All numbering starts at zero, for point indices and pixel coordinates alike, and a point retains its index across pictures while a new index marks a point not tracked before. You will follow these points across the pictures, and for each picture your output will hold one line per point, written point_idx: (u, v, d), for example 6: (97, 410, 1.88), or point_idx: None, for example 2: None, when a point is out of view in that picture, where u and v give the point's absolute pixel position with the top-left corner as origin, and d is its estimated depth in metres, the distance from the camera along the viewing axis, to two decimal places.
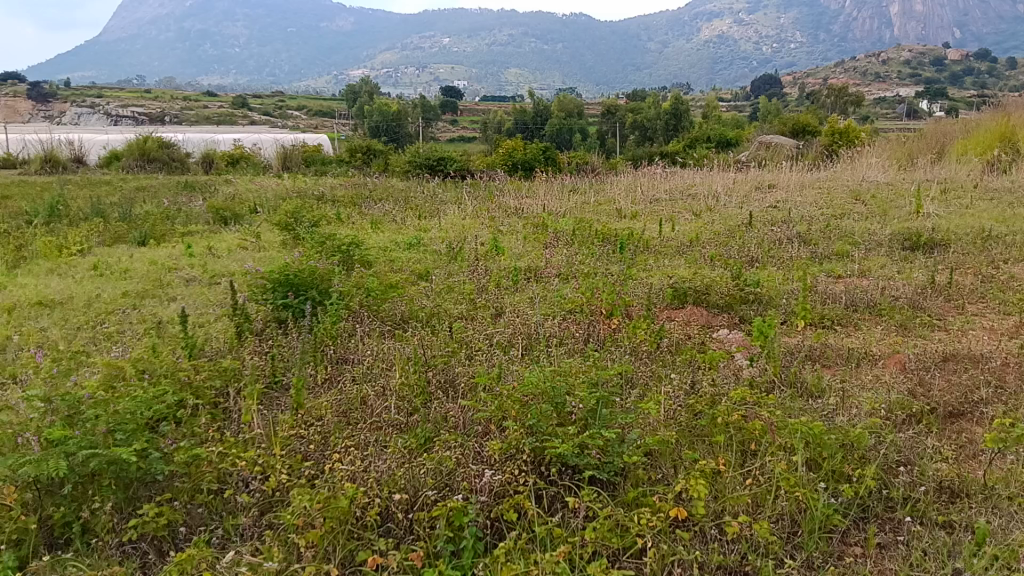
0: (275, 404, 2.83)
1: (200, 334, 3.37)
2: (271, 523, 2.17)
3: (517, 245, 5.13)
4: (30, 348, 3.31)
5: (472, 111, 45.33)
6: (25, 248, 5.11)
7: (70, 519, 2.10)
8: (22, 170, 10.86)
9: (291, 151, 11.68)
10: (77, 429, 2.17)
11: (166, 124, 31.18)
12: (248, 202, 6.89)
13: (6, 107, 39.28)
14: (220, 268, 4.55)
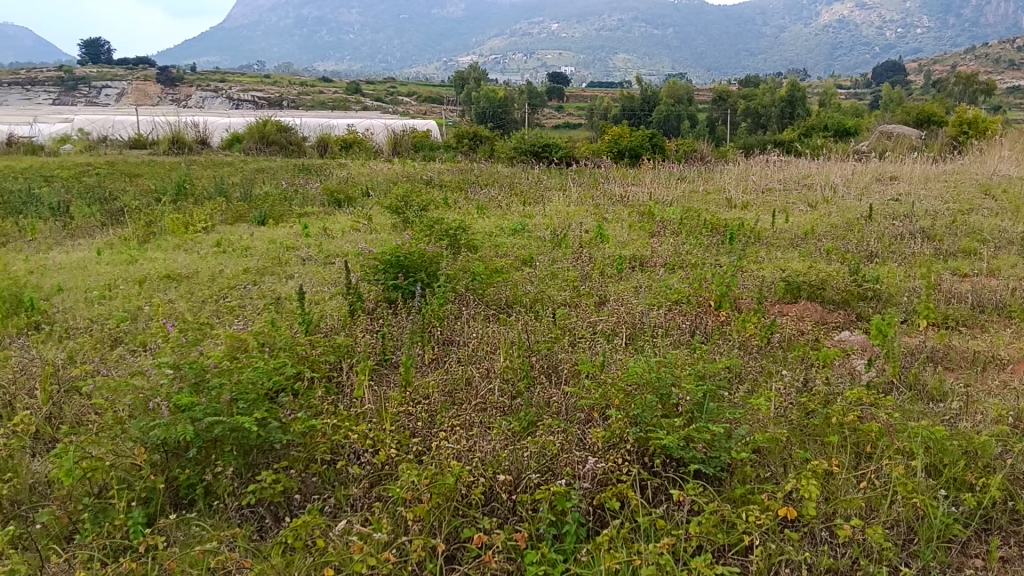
0: (384, 380, 2.91)
1: (315, 311, 3.50)
2: (380, 495, 2.23)
3: (622, 233, 5.09)
4: (159, 318, 3.51)
5: (578, 97, 45.17)
6: (155, 224, 5.43)
7: (195, 481, 2.22)
8: (151, 150, 11.51)
9: (400, 136, 11.94)
10: (203, 396, 2.29)
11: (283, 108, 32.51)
12: (359, 185, 7.07)
13: (138, 92, 41.76)
14: (334, 249, 4.70)
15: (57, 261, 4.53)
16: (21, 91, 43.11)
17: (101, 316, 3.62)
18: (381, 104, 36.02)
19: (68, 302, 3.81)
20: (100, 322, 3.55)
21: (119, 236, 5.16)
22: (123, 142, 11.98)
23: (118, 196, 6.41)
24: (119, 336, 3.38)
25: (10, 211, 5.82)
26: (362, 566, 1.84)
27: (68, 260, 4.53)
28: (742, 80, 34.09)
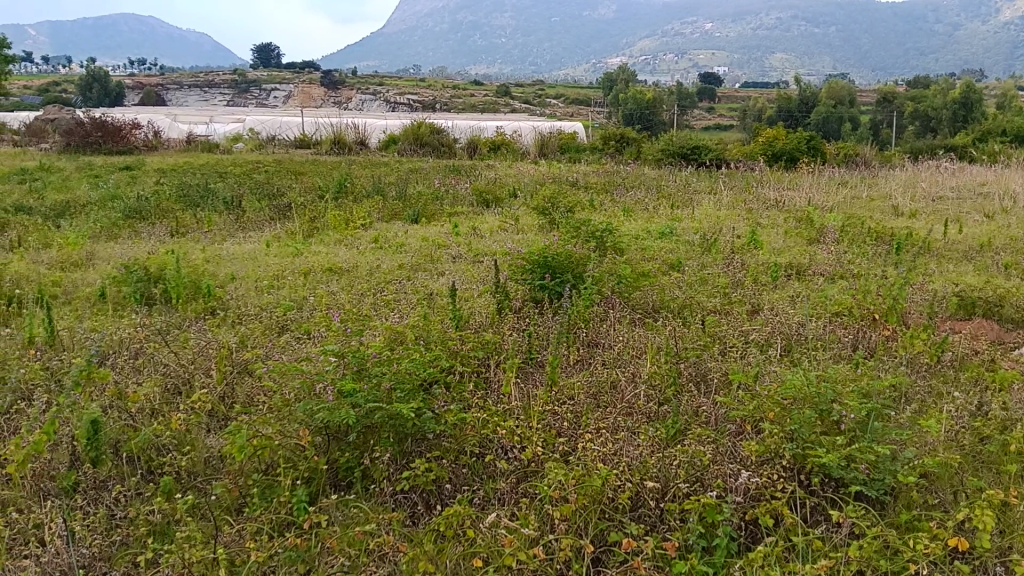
0: (530, 377, 2.96)
1: (466, 307, 3.59)
2: (527, 491, 2.27)
3: (777, 240, 4.92)
4: (320, 309, 3.71)
5: (729, 98, 43.99)
6: (318, 220, 5.74)
7: (353, 464, 2.38)
8: (314, 149, 12.17)
9: (547, 138, 12.03)
10: (365, 382, 2.44)
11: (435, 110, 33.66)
12: (508, 186, 7.20)
13: (302, 95, 44.30)
14: (484, 248, 4.81)
15: (231, 252, 4.88)
16: (198, 94, 46.70)
17: (270, 305, 3.87)
18: (529, 106, 36.50)
19: (240, 290, 4.10)
20: (269, 309, 3.79)
21: (286, 230, 5.49)
22: (289, 141, 12.73)
23: (285, 193, 6.82)
24: (285, 324, 3.61)
25: (190, 204, 6.32)
26: (510, 561, 1.87)
27: (241, 251, 4.87)
28: (908, 81, 32.17)
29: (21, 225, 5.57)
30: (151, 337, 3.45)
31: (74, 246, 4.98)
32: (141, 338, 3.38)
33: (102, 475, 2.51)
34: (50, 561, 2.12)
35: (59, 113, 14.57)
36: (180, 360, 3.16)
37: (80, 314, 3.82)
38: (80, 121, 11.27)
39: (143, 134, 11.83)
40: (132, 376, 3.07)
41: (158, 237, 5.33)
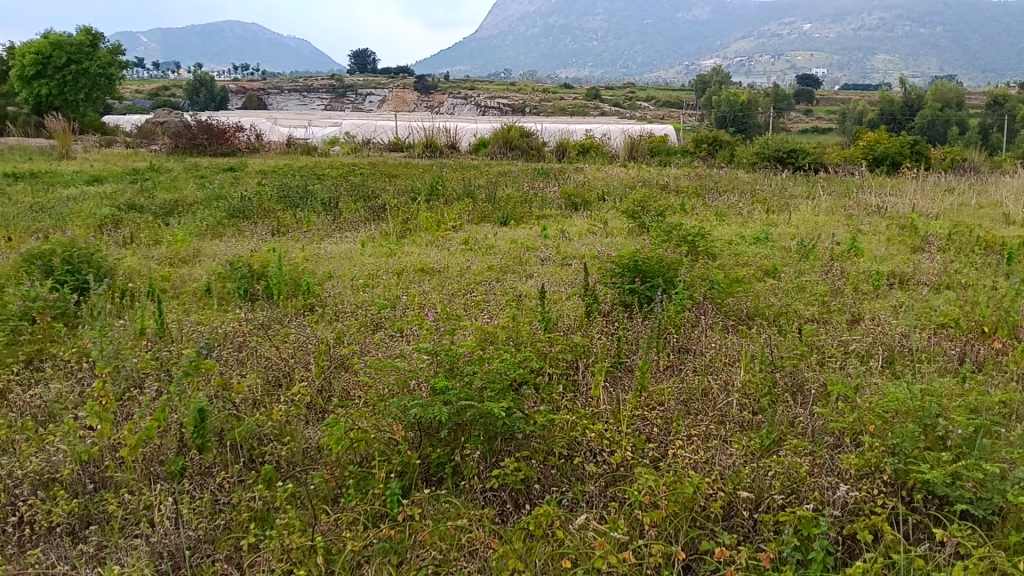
0: (619, 382, 2.95)
1: (555, 309, 3.60)
2: (616, 495, 2.28)
3: (879, 247, 4.76)
4: (413, 309, 3.81)
5: (827, 100, 42.69)
6: (411, 222, 5.87)
7: (444, 460, 2.45)
8: (407, 152, 12.43)
9: (637, 141, 11.94)
10: (457, 381, 2.49)
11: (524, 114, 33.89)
12: (597, 189, 7.18)
13: (395, 99, 45.32)
14: (573, 251, 4.81)
15: (328, 251, 5.03)
16: (296, 99, 48.25)
17: (364, 303, 3.98)
18: (619, 109, 36.35)
19: (337, 288, 4.23)
20: (364, 307, 3.91)
21: (380, 231, 5.63)
22: (383, 144, 13.03)
23: (379, 194, 6.99)
24: (379, 321, 3.72)
25: (290, 204, 6.54)
26: (600, 563, 1.88)
27: (337, 251, 5.02)
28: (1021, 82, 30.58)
29: (135, 223, 5.88)
30: (253, 331, 3.61)
31: (182, 242, 5.24)
32: (244, 332, 3.54)
33: (207, 462, 2.64)
34: (160, 542, 2.24)
35: (168, 117, 15.29)
36: (280, 354, 3.32)
37: (188, 307, 4.02)
38: (187, 124, 11.82)
39: (245, 136, 12.30)
40: (235, 368, 3.23)
41: (260, 236, 5.55)
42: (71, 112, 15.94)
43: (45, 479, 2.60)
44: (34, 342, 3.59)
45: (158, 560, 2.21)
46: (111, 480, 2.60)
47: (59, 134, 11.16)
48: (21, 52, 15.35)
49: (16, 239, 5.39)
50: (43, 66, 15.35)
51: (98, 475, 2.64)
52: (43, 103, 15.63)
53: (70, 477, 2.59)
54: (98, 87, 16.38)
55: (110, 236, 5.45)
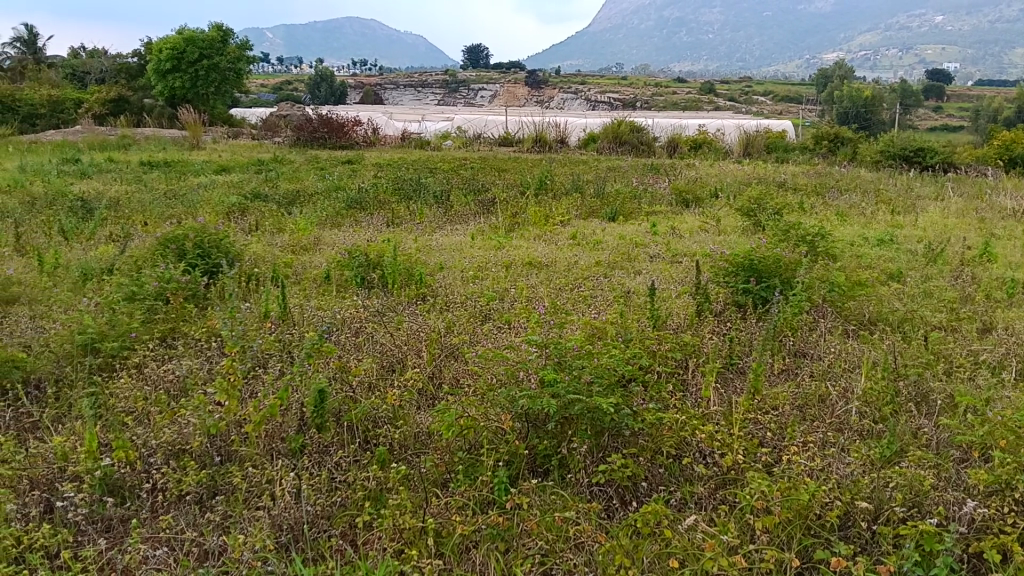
0: (730, 383, 2.91)
1: (664, 306, 3.57)
2: (726, 498, 2.26)
3: (1014, 252, 4.49)
4: (521, 301, 3.87)
5: (959, 96, 40.41)
6: (520, 216, 5.93)
7: (551, 452, 2.49)
8: (516, 147, 12.54)
9: (753, 136, 11.64)
10: (566, 374, 2.52)
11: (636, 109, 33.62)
12: (710, 186, 7.06)
13: (506, 95, 45.77)
14: (683, 248, 4.75)
15: (439, 243, 5.15)
16: (410, 95, 49.44)
17: (475, 294, 4.06)
18: (734, 104, 35.50)
19: (448, 279, 4.33)
20: (473, 299, 3.99)
21: (490, 224, 5.71)
22: (493, 139, 13.18)
23: (489, 188, 7.09)
24: (487, 313, 3.80)
25: (405, 196, 6.72)
26: (709, 565, 1.87)
27: (448, 242, 5.13)
28: None
29: (259, 211, 6.18)
30: (368, 318, 3.75)
31: (303, 230, 5.48)
32: (361, 320, 3.68)
33: (325, 441, 2.77)
34: (280, 514, 2.37)
35: (291, 111, 15.92)
36: (394, 341, 3.44)
37: (308, 292, 4.21)
38: (308, 117, 12.29)
39: (362, 130, 12.68)
40: (352, 353, 3.37)
41: (376, 227, 5.73)
42: (202, 105, 16.79)
43: (176, 449, 2.77)
44: (167, 321, 3.84)
45: (278, 531, 2.33)
46: (237, 454, 2.76)
47: (190, 126, 11.81)
48: (158, 47, 16.27)
49: (152, 224, 5.75)
50: (178, 60, 16.21)
51: (224, 449, 2.80)
52: (177, 95, 16.54)
53: (199, 449, 2.75)
54: (227, 81, 17.15)
55: (237, 223, 5.74)
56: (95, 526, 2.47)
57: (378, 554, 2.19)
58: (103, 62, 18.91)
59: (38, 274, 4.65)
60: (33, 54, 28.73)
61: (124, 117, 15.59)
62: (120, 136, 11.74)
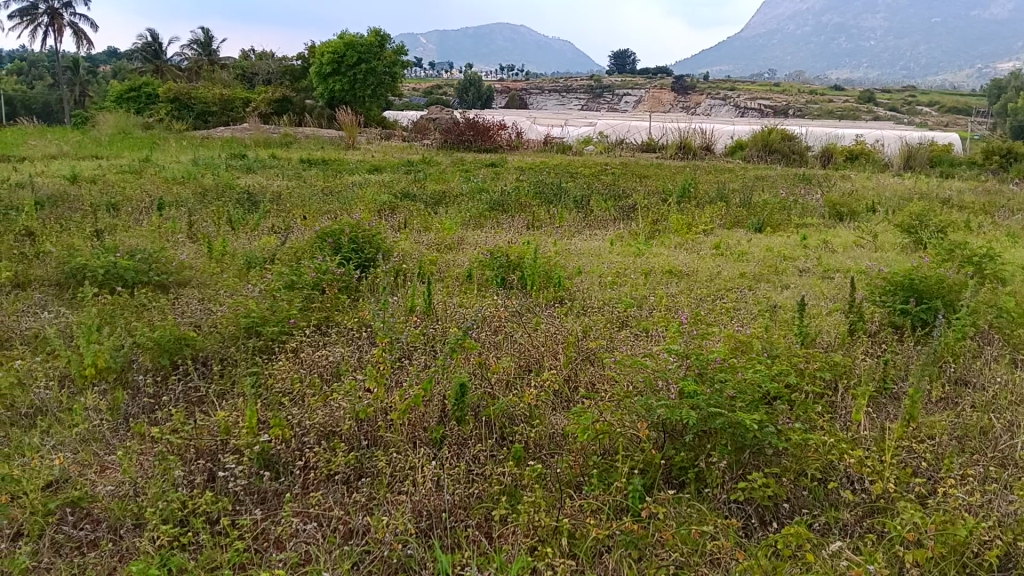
0: (882, 409, 2.80)
1: (813, 324, 3.47)
2: (874, 527, 2.20)
3: None
4: (661, 309, 3.85)
5: None
6: (662, 223, 5.88)
7: (688, 464, 2.47)
8: (660, 153, 12.42)
9: (915, 148, 11.01)
10: (707, 387, 2.50)
11: (788, 118, 32.48)
12: (867, 199, 6.74)
13: (651, 100, 45.35)
14: (835, 263, 4.58)
15: (579, 247, 5.19)
16: (554, 100, 49.94)
17: (613, 300, 4.08)
18: (894, 114, 33.63)
19: (587, 284, 4.38)
20: (612, 304, 4.01)
21: (631, 230, 5.70)
22: (636, 144, 13.11)
23: (630, 194, 7.07)
24: (625, 319, 3.81)
25: (545, 199, 6.81)
26: None
27: (588, 247, 5.16)
28: None
29: (408, 210, 6.42)
30: (508, 318, 3.85)
31: (448, 230, 5.66)
32: (501, 319, 3.78)
33: (465, 434, 2.88)
34: (422, 501, 2.48)
35: (439, 114, 16.41)
36: (532, 342, 3.52)
37: (451, 289, 4.35)
38: (456, 120, 12.66)
39: (506, 134, 12.93)
40: (492, 351, 3.46)
41: (517, 229, 5.85)
42: (358, 107, 17.59)
43: (328, 430, 2.93)
44: (323, 309, 4.09)
45: (419, 517, 2.44)
46: (382, 439, 2.89)
47: (345, 126, 12.42)
48: (321, 51, 17.22)
49: (310, 218, 6.11)
50: (338, 64, 17.09)
51: (371, 434, 2.94)
52: (336, 97, 17.47)
53: (349, 432, 2.91)
54: (383, 84, 17.83)
55: (387, 220, 6.01)
56: (251, 497, 2.65)
57: (512, 548, 2.24)
58: (270, 65, 20.19)
59: (209, 260, 5.04)
60: (209, 57, 30.99)
61: (286, 116, 16.59)
62: (282, 134, 12.51)
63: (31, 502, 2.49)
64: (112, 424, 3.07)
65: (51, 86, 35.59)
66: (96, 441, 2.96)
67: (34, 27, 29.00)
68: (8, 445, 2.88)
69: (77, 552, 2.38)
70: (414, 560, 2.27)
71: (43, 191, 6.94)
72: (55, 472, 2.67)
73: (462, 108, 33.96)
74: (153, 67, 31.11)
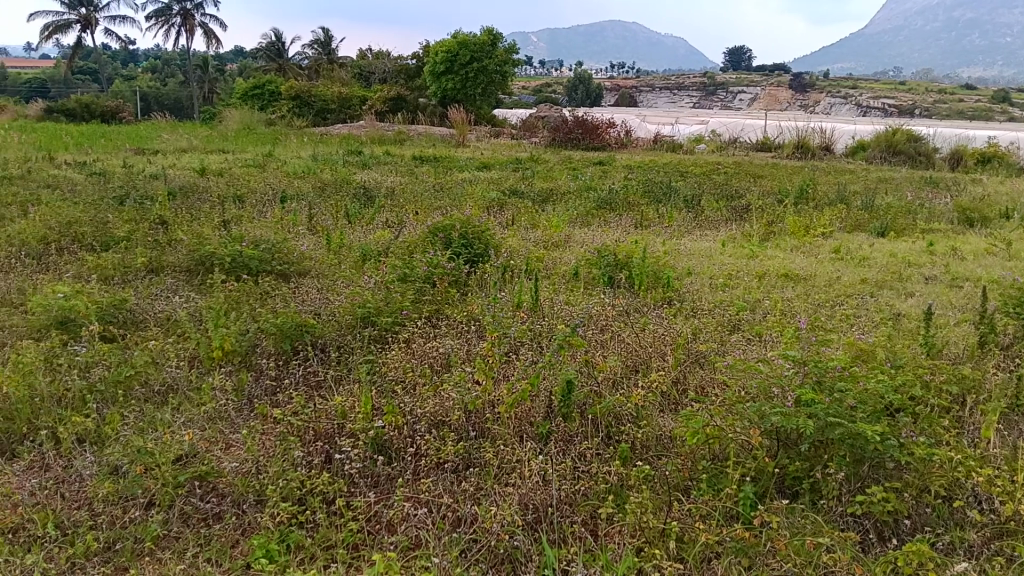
0: (1015, 427, 2.67)
1: (939, 334, 3.32)
2: (1003, 551, 2.11)
3: None
4: (775, 314, 3.77)
5: None
6: (777, 225, 5.73)
7: (802, 474, 2.41)
8: (775, 153, 12.09)
9: None
10: (826, 395, 2.44)
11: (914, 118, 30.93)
12: (1001, 205, 6.37)
13: (767, 99, 44.15)
14: (964, 272, 4.36)
15: (689, 247, 5.13)
16: (664, 98, 49.28)
17: (724, 303, 4.01)
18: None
19: (697, 285, 4.33)
20: (723, 307, 3.95)
21: (744, 232, 5.59)
22: (750, 144, 12.80)
23: (744, 194, 6.92)
24: (738, 323, 3.75)
25: (655, 198, 6.75)
26: None
27: (699, 248, 5.09)
28: None
29: (517, 207, 6.50)
30: (616, 317, 3.84)
31: (556, 227, 5.69)
32: (610, 317, 3.78)
33: (571, 431, 2.90)
34: (529, 494, 2.51)
35: (549, 112, 16.47)
36: (640, 341, 3.50)
37: (558, 287, 4.38)
38: (566, 118, 12.68)
39: (615, 132, 12.87)
40: (599, 349, 3.47)
41: (625, 227, 5.83)
42: (469, 105, 17.87)
43: (438, 420, 3.01)
44: (434, 302, 4.19)
45: (526, 510, 2.48)
46: (490, 431, 2.94)
47: (457, 124, 12.65)
48: (436, 50, 17.61)
49: (422, 213, 6.26)
50: (451, 63, 17.44)
51: (479, 425, 2.99)
52: (448, 96, 17.85)
53: (458, 423, 2.97)
54: (494, 83, 18.07)
55: (497, 217, 6.10)
56: (365, 480, 2.74)
57: (619, 548, 2.26)
58: (386, 64, 20.76)
59: (327, 252, 5.24)
60: (329, 55, 32.10)
61: (399, 114, 17.02)
62: (396, 132, 12.85)
63: (162, 474, 2.64)
64: (237, 405, 3.24)
65: (183, 83, 37.71)
66: (222, 420, 3.13)
67: (169, 27, 30.77)
68: (143, 419, 3.08)
69: (203, 524, 2.53)
70: (521, 552, 2.31)
71: (176, 182, 7.36)
72: (185, 447, 2.83)
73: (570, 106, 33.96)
74: (276, 67, 32.52)
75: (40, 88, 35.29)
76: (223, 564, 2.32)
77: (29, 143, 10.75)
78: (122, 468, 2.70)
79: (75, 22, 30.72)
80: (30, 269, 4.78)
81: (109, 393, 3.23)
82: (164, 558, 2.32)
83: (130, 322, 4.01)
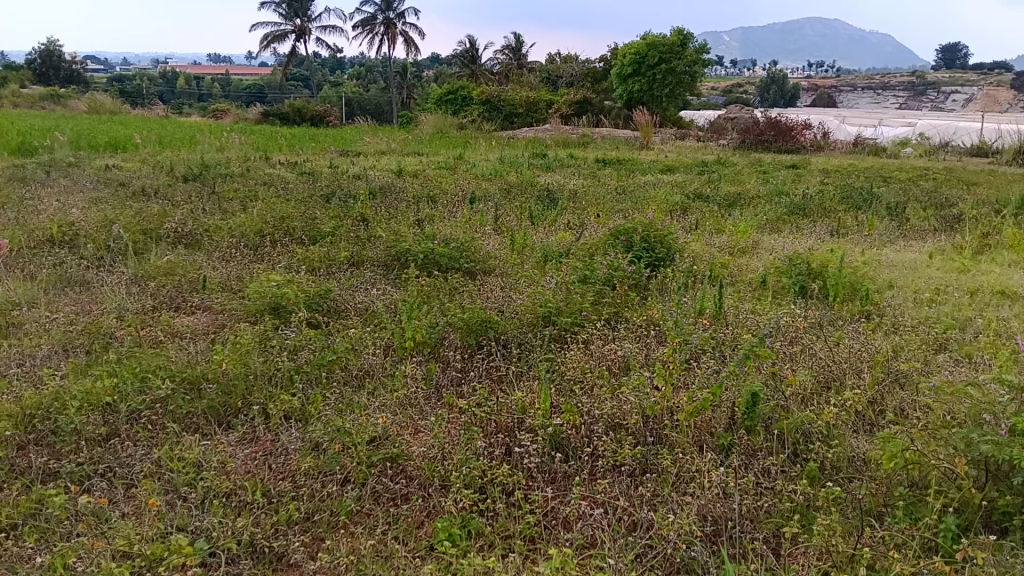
0: None
1: None
2: None
3: None
4: (988, 334, 3.48)
5: None
6: (993, 237, 5.27)
7: (1013, 509, 2.23)
8: (994, 158, 11.07)
9: None
10: None
11: None
12: None
13: (986, 98, 40.37)
14: None
15: (890, 258, 4.83)
16: (866, 98, 46.31)
17: (929, 320, 3.75)
18: None
19: (899, 299, 4.07)
20: (927, 324, 3.70)
21: (954, 243, 5.19)
22: (964, 148, 11.80)
23: (955, 203, 6.41)
24: (944, 342, 3.50)
25: (853, 205, 6.40)
26: None
27: (901, 259, 4.78)
28: None
29: (701, 211, 6.39)
30: (807, 329, 3.70)
31: (743, 232, 5.55)
32: (800, 329, 3.65)
33: (755, 445, 2.84)
34: (707, 506, 2.49)
35: (738, 114, 16.00)
36: (832, 357, 3.36)
37: (744, 295, 4.28)
38: (757, 120, 12.28)
39: (811, 134, 12.31)
40: (787, 362, 3.36)
41: (819, 234, 5.58)
42: (656, 107, 17.74)
43: (616, 422, 3.03)
44: (615, 304, 4.22)
45: (704, 521, 2.45)
46: (669, 438, 2.93)
47: (642, 127, 12.59)
48: (624, 52, 17.65)
49: (605, 216, 6.32)
50: (639, 65, 17.41)
51: (657, 431, 2.98)
52: (634, 98, 17.88)
53: (636, 426, 2.98)
54: (681, 84, 17.61)
55: (681, 221, 6.03)
56: (543, 475, 2.82)
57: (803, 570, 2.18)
58: (574, 68, 21.03)
59: (511, 251, 5.41)
60: (519, 61, 32.94)
61: (585, 117, 17.17)
62: (580, 135, 12.99)
63: (358, 454, 2.85)
64: (425, 393, 3.43)
65: (383, 90, 40.08)
66: (412, 406, 3.33)
67: (373, 36, 32.77)
68: (342, 401, 3.33)
69: (392, 503, 2.70)
70: (698, 562, 2.28)
71: (376, 183, 7.87)
72: (378, 429, 3.03)
73: (763, 106, 32.74)
74: (467, 74, 33.81)
75: (259, 95, 38.72)
76: (409, 542, 2.47)
77: (250, 144, 11.85)
78: (323, 445, 2.94)
79: (291, 33, 33.42)
80: (248, 258, 5.29)
81: (313, 374, 3.52)
82: (356, 532, 2.51)
83: (333, 311, 4.33)
